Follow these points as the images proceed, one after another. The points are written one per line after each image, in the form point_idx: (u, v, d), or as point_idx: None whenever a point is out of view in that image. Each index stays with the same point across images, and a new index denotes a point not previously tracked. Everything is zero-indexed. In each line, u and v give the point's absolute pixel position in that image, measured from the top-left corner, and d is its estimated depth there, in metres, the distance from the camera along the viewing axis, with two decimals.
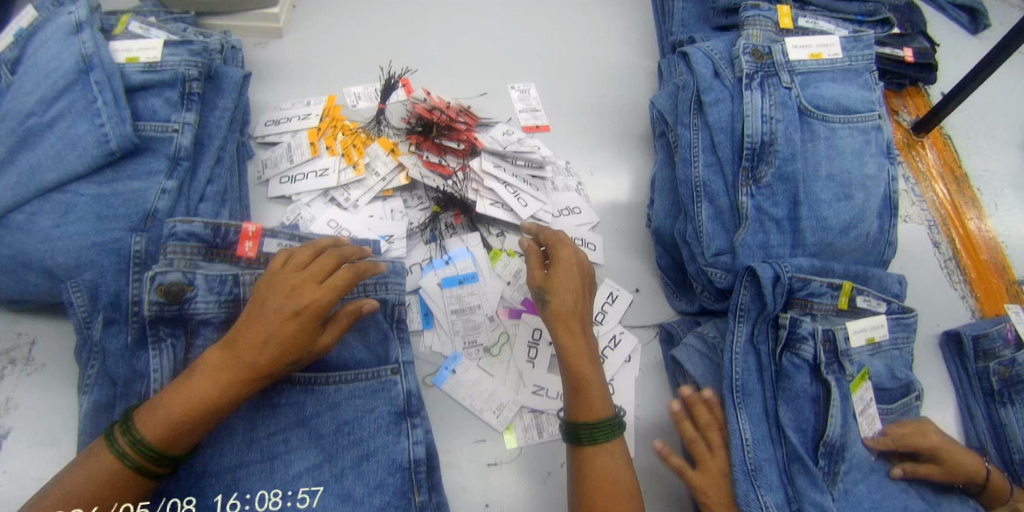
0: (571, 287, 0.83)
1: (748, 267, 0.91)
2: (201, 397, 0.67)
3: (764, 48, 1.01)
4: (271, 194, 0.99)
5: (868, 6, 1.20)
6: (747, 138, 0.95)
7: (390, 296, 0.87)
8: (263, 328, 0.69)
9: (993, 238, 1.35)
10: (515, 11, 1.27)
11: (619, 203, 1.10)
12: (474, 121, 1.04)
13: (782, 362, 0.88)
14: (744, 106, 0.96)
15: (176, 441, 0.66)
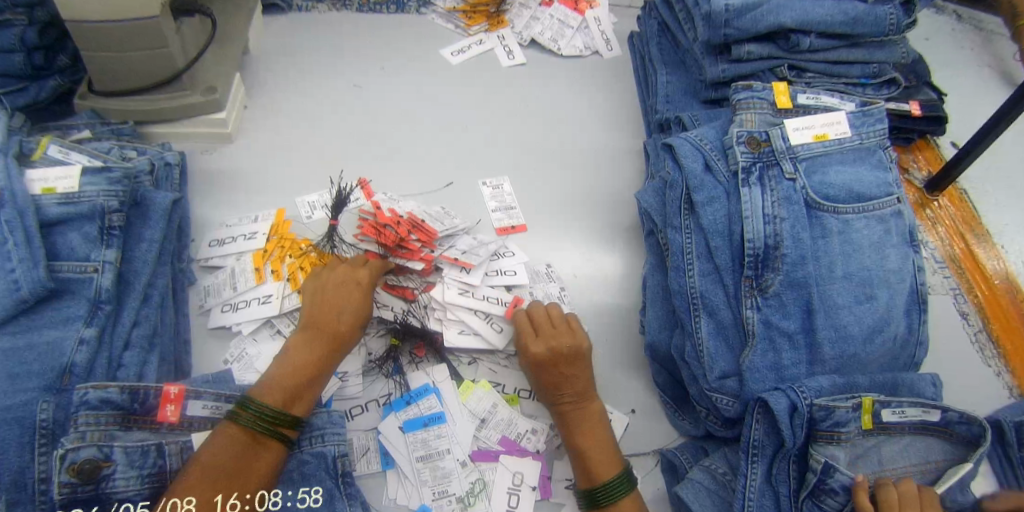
0: (568, 350, 0.83)
1: (760, 399, 0.78)
2: (307, 357, 0.76)
3: (761, 135, 0.90)
4: (212, 325, 0.89)
5: (872, 68, 1.07)
6: (748, 243, 0.83)
7: (328, 447, 0.75)
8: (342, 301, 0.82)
9: (1010, 274, 1.25)
10: (486, 95, 1.18)
11: (608, 309, 0.97)
12: (428, 237, 0.93)
13: (801, 510, 0.76)
14: (742, 205, 0.85)
15: (297, 400, 0.73)
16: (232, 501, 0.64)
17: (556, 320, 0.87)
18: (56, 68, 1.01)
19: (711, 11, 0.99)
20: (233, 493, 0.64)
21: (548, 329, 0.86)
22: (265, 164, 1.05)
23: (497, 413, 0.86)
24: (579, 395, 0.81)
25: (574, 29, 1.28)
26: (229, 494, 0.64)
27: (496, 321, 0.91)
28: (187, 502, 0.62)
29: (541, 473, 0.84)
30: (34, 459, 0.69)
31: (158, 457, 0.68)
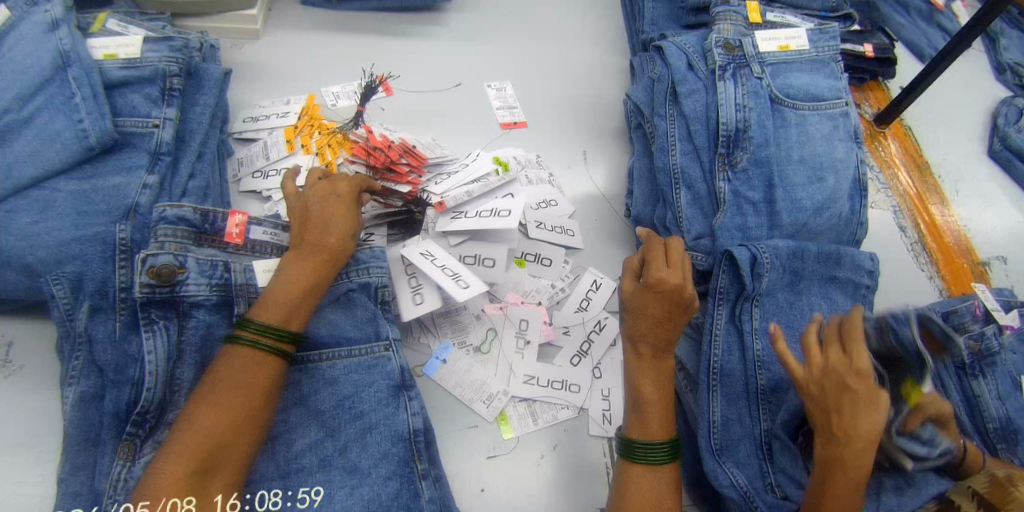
0: (659, 304, 0.81)
1: (726, 252, 0.94)
2: (297, 278, 0.76)
3: (736, 42, 1.05)
4: (244, 188, 0.96)
5: (831, 2, 1.23)
6: (723, 126, 0.98)
7: (372, 279, 0.85)
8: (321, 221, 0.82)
9: (958, 224, 1.36)
10: (488, 14, 1.29)
11: (597, 193, 1.08)
12: (418, 163, 0.96)
13: (756, 339, 0.91)
14: (718, 96, 1.00)
15: (288, 315, 0.74)
16: (231, 501, 0.66)
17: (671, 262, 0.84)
18: None
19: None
20: (233, 494, 0.66)
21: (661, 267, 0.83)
22: (286, 60, 1.14)
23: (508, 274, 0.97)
24: (659, 337, 0.82)
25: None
26: (228, 496, 0.66)
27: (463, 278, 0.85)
28: (187, 503, 0.62)
29: (543, 321, 0.95)
30: (114, 269, 0.80)
31: (225, 270, 0.78)
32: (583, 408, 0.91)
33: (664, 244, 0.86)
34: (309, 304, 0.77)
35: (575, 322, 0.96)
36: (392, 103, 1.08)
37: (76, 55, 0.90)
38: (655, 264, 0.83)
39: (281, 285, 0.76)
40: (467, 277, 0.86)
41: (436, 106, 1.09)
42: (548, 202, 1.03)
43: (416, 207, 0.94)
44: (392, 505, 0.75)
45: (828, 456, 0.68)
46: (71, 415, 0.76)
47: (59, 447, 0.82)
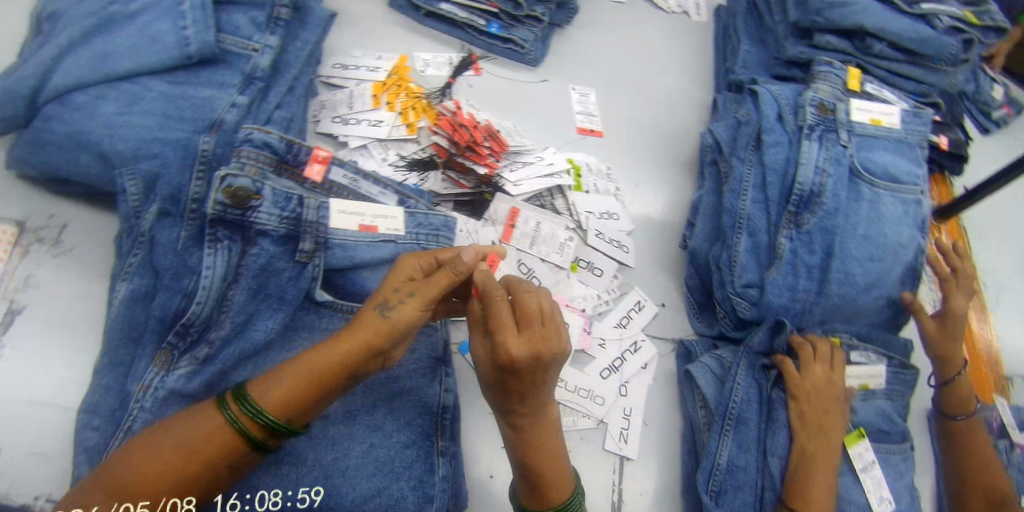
0: (527, 380, 0.70)
1: (777, 320, 0.97)
2: (325, 363, 0.66)
3: (831, 102, 1.05)
4: (320, 130, 0.94)
5: (923, 88, 1.17)
6: (798, 185, 0.99)
7: (438, 249, 0.85)
8: (384, 296, 0.71)
9: (991, 333, 1.36)
10: (582, 14, 1.24)
11: (657, 217, 1.08)
12: (501, 148, 0.95)
13: (773, 394, 0.94)
14: (800, 153, 1.00)
15: (272, 399, 0.64)
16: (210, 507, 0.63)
17: (532, 317, 0.69)
18: None
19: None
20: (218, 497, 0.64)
21: (523, 331, 0.69)
22: (385, 19, 1.08)
23: (560, 274, 0.96)
24: (522, 400, 0.72)
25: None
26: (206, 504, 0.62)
27: (536, 276, 0.94)
28: (188, 502, 0.60)
29: (582, 328, 0.96)
30: (190, 179, 0.81)
31: (299, 205, 0.78)
32: (602, 421, 0.94)
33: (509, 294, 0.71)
34: (308, 404, 0.65)
35: (612, 336, 0.98)
36: (481, 84, 1.04)
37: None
38: (504, 336, 0.68)
39: (301, 369, 0.66)
40: (540, 274, 0.94)
41: (523, 97, 1.06)
42: (610, 215, 1.02)
43: (488, 190, 0.93)
44: (404, 473, 0.77)
45: (806, 451, 0.87)
46: (118, 311, 0.77)
47: (95, 332, 0.87)
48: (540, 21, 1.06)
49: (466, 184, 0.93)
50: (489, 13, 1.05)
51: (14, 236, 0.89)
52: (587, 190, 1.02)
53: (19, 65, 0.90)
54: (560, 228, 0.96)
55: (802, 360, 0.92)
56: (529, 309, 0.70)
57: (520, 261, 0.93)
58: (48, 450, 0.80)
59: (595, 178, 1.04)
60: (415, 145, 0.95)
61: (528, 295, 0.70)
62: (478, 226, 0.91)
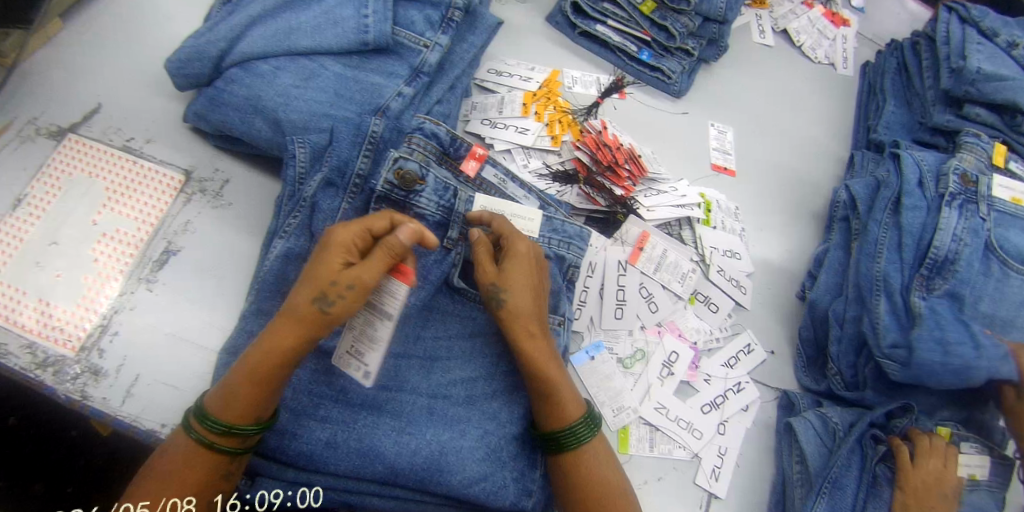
0: (529, 284, 0.77)
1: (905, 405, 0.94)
2: (257, 356, 0.67)
3: (972, 175, 1.01)
4: (471, 129, 1.00)
5: None
6: (932, 251, 0.95)
7: (568, 255, 0.88)
8: (306, 280, 0.68)
9: None
10: (733, 52, 1.28)
11: (775, 263, 1.10)
12: (639, 173, 0.99)
13: (876, 470, 0.90)
14: (936, 221, 0.97)
15: (236, 404, 0.67)
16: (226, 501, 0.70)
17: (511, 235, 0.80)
18: None
19: (964, 69, 1.05)
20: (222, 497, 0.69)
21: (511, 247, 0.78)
22: (543, 35, 1.16)
23: (679, 305, 1.00)
24: (511, 311, 0.76)
25: (828, 40, 1.36)
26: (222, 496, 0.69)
27: (654, 301, 0.98)
28: (188, 503, 0.66)
29: (691, 362, 0.98)
30: (357, 155, 0.86)
31: (454, 195, 0.83)
32: (696, 455, 0.92)
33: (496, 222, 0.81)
34: (258, 388, 0.67)
35: (718, 373, 0.99)
36: (625, 108, 1.11)
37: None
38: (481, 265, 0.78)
39: (242, 369, 0.68)
40: (659, 300, 0.99)
41: (665, 126, 1.12)
42: (734, 254, 1.06)
43: (621, 211, 0.98)
44: (509, 462, 0.80)
45: None
46: (272, 266, 0.82)
47: (237, 283, 0.92)
48: (689, 55, 1.14)
49: (598, 202, 0.98)
50: (642, 41, 1.14)
51: (182, 183, 0.98)
52: (715, 226, 1.06)
53: (210, 27, 0.97)
54: (685, 259, 1.01)
55: (918, 448, 0.89)
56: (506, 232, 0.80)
57: (642, 284, 0.98)
58: (183, 385, 0.86)
59: (724, 217, 1.08)
60: (555, 156, 1.01)
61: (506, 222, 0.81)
62: (609, 245, 0.98)
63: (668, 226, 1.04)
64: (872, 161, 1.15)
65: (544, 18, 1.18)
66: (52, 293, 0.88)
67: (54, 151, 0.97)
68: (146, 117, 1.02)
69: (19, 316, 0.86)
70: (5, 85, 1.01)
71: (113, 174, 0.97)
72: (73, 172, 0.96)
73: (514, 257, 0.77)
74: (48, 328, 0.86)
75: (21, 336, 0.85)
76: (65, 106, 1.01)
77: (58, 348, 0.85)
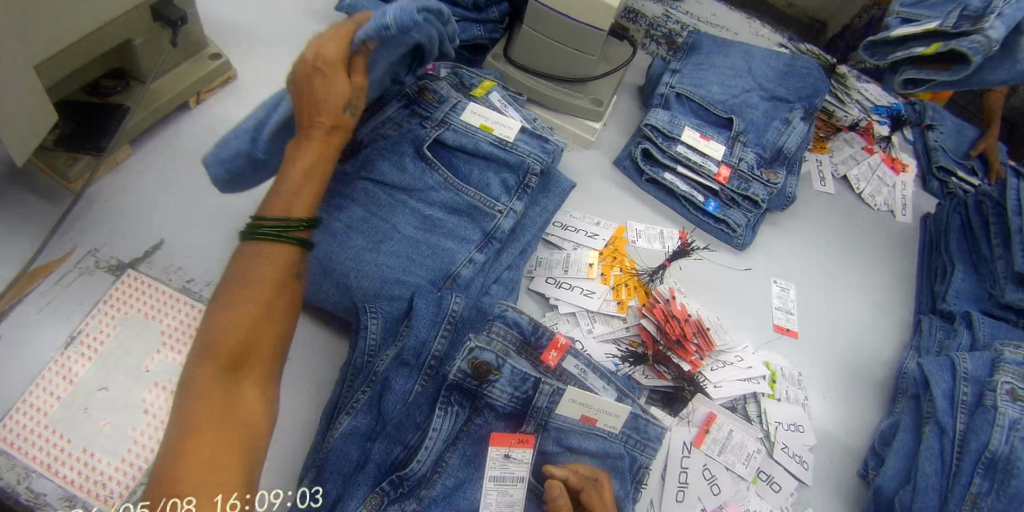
0: None
1: None
2: (311, 160, 0.79)
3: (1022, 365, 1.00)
4: (535, 288, 0.99)
5: None
6: (988, 449, 0.94)
7: (641, 457, 0.84)
8: (325, 106, 0.79)
9: None
10: (803, 201, 1.32)
11: (838, 437, 1.07)
12: (708, 348, 0.97)
13: None
14: (998, 415, 0.95)
15: (298, 201, 0.77)
16: (232, 501, 0.61)
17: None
18: (484, 19, 1.19)
19: None
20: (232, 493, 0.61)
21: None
22: (612, 180, 1.18)
23: (740, 484, 0.95)
24: None
25: (889, 187, 1.40)
26: (229, 494, 0.61)
27: (717, 483, 0.93)
28: (188, 502, 0.59)
29: None
30: (435, 336, 0.82)
31: (533, 387, 0.80)
32: None
33: (587, 488, 0.78)
34: (320, 182, 0.80)
35: None
36: (689, 266, 1.10)
37: (449, 122, 0.99)
38: None
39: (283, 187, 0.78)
40: (721, 482, 0.94)
41: (733, 285, 1.11)
42: (796, 427, 1.02)
43: (689, 389, 0.94)
44: None
45: None
46: (335, 446, 0.77)
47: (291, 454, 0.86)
48: (970, 65, 0.97)
49: (665, 376, 0.95)
50: (710, 190, 1.15)
51: None
52: (779, 397, 1.03)
53: None
54: (750, 438, 0.97)
55: None
56: (594, 510, 0.76)
57: (705, 465, 0.94)
58: None
59: (788, 386, 1.05)
60: (619, 322, 1.00)
61: (594, 491, 0.77)
62: (674, 425, 0.94)
63: (735, 400, 1.02)
64: (941, 329, 1.16)
65: (614, 159, 1.21)
66: (97, 442, 0.84)
67: (110, 288, 0.95)
68: (211, 258, 1.02)
69: (61, 466, 0.82)
70: (71, 213, 1.00)
71: (171, 316, 0.95)
72: (129, 310, 0.94)
73: None
74: (91, 481, 0.82)
75: (62, 488, 0.81)
76: (127, 239, 1.01)
77: (99, 505, 0.81)
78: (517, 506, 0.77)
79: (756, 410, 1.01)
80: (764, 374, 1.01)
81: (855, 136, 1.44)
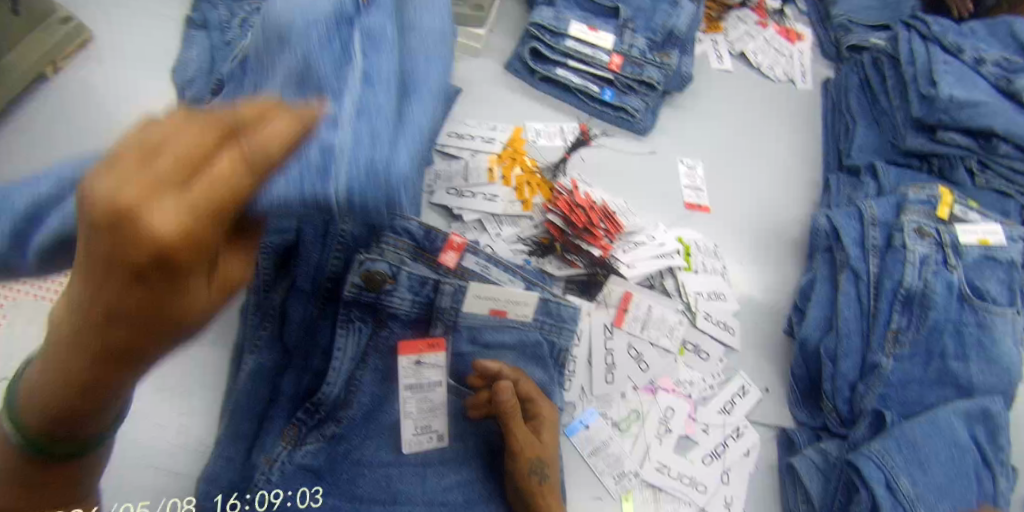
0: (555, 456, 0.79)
1: (876, 410, 0.94)
2: (157, 170, 0.37)
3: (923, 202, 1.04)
4: (436, 201, 0.97)
5: None
6: (904, 285, 0.97)
7: (560, 342, 0.85)
8: (169, 181, 0.37)
9: None
10: (703, 81, 1.31)
11: (762, 301, 1.09)
12: (616, 230, 0.98)
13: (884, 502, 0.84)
14: (908, 254, 0.99)
15: (193, 299, 0.42)
16: None
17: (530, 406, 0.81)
18: None
19: (936, 96, 1.08)
20: None
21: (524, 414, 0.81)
22: (503, 84, 1.14)
23: (668, 357, 0.97)
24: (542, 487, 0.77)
25: (786, 57, 1.40)
26: None
27: (644, 359, 0.95)
28: None
29: (687, 414, 0.95)
30: (328, 258, 0.78)
31: (433, 290, 0.79)
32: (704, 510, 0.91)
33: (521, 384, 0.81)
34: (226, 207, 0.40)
35: (715, 421, 0.97)
36: (591, 156, 1.09)
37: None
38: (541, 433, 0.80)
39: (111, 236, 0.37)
40: (648, 357, 0.96)
41: (638, 169, 1.11)
42: (717, 295, 1.04)
43: (602, 272, 0.95)
44: None
45: None
46: (245, 386, 0.75)
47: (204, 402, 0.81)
48: None
49: (578, 265, 0.95)
50: (606, 79, 1.14)
51: None
52: (696, 270, 1.04)
53: None
54: (670, 311, 0.98)
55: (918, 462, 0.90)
56: (533, 399, 0.81)
57: (630, 345, 0.95)
58: None
59: (705, 258, 1.06)
60: (526, 221, 0.98)
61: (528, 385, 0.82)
62: (592, 310, 0.95)
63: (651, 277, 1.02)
64: (849, 184, 1.18)
65: (502, 67, 1.16)
66: None
67: None
68: None
69: None
70: None
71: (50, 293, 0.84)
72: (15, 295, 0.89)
73: (543, 427, 0.81)
74: None
75: None
76: None
77: None
78: (439, 409, 0.79)
79: (672, 284, 1.01)
80: (677, 248, 1.02)
81: (747, 12, 1.44)
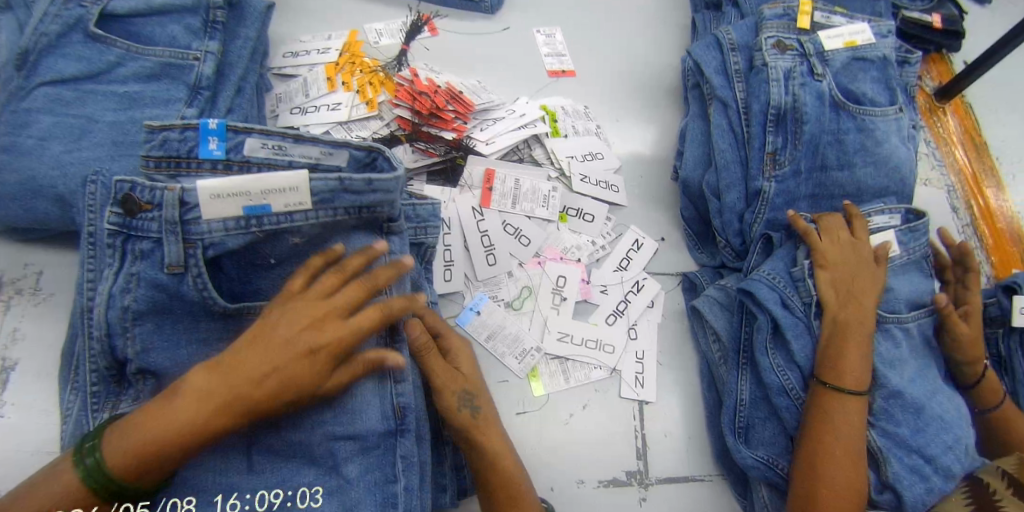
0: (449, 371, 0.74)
1: (766, 234, 0.92)
2: (294, 356, 0.59)
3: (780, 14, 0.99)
4: (282, 124, 0.94)
5: None
6: (773, 103, 0.92)
7: (428, 241, 0.82)
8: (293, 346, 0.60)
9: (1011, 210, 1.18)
10: None
11: (646, 154, 1.07)
12: (466, 110, 0.95)
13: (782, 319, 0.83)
14: (770, 71, 0.93)
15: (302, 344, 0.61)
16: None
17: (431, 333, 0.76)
18: None
19: None
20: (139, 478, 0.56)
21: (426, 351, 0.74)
22: None
23: (550, 227, 0.97)
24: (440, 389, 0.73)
25: None
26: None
27: (524, 234, 0.94)
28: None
29: (580, 279, 0.95)
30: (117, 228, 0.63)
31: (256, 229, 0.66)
32: (614, 369, 0.91)
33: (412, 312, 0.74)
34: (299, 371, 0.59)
35: (613, 281, 0.96)
36: (438, 45, 1.05)
37: None
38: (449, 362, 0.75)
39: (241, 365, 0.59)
40: (529, 232, 0.95)
41: (490, 47, 1.08)
42: (593, 156, 1.02)
43: (459, 154, 0.94)
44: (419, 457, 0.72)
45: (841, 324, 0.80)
46: None
47: None
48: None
49: (437, 153, 0.93)
50: None
51: None
52: (565, 134, 1.02)
53: None
54: (541, 181, 0.97)
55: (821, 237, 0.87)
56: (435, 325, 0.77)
57: (505, 221, 0.94)
58: None
59: (576, 120, 1.04)
60: (375, 121, 0.95)
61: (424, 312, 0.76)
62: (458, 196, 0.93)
63: (520, 150, 1.00)
64: (712, 18, 1.13)
65: None
66: None
67: None
68: None
69: None
70: None
71: None
72: None
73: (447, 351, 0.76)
74: None
75: None
76: None
77: None
78: None
79: (542, 152, 1.00)
80: (540, 115, 1.00)
81: None
